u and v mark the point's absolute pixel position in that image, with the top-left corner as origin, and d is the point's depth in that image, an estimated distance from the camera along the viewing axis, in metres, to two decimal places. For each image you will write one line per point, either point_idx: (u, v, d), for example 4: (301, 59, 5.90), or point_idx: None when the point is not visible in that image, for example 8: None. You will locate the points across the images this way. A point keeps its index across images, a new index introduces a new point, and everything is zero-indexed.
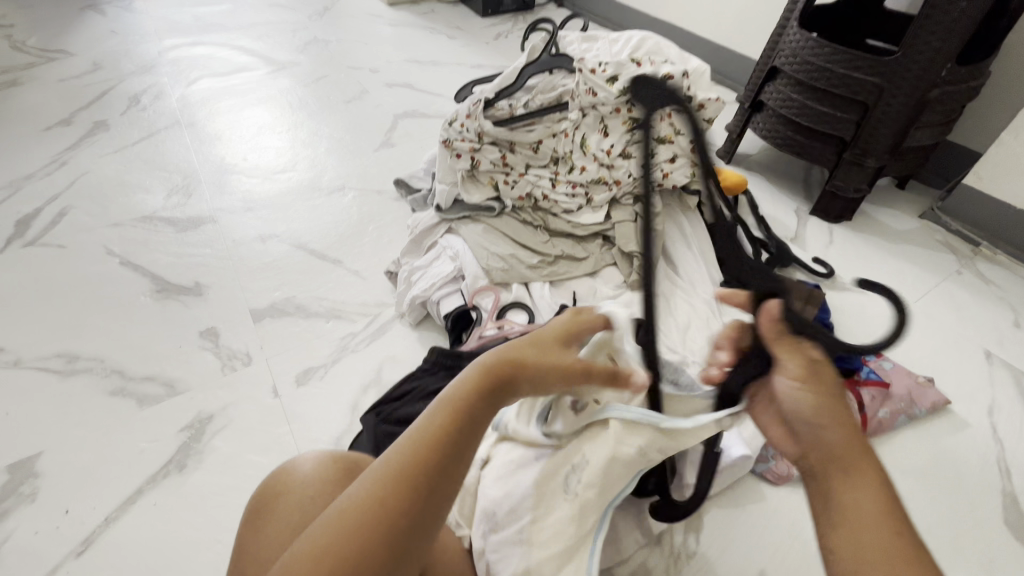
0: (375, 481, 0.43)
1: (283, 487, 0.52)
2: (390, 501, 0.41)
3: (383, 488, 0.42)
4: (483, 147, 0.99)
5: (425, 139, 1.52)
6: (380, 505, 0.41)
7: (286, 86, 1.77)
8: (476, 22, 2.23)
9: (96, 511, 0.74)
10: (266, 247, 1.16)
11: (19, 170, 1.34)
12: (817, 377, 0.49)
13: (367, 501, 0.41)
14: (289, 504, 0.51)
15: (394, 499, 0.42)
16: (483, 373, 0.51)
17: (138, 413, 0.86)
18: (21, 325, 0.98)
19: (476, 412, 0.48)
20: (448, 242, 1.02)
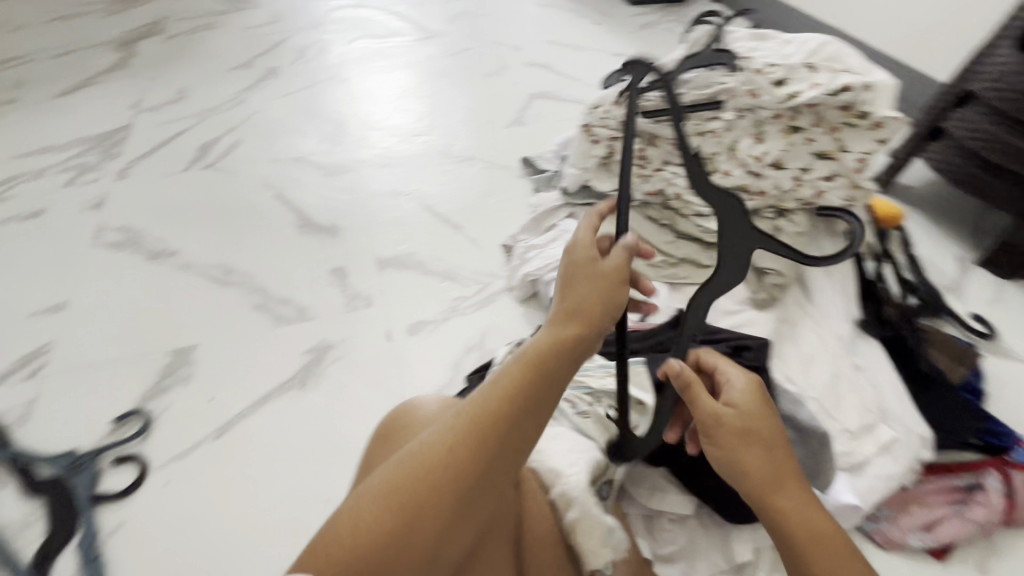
0: (451, 425, 0.45)
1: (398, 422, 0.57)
2: (460, 462, 0.44)
3: (452, 447, 0.44)
4: (622, 136, 0.96)
5: (556, 122, 1.53)
6: (447, 463, 0.43)
7: (432, 54, 1.85)
8: (623, 10, 2.18)
9: (232, 404, 0.85)
10: (396, 203, 1.24)
11: (206, 102, 1.53)
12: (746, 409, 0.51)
13: (438, 459, 0.43)
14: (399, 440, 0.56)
15: (464, 462, 0.44)
16: (548, 336, 0.51)
17: (275, 329, 0.96)
18: (194, 235, 1.13)
19: (551, 372, 0.49)
20: (568, 226, 1.02)
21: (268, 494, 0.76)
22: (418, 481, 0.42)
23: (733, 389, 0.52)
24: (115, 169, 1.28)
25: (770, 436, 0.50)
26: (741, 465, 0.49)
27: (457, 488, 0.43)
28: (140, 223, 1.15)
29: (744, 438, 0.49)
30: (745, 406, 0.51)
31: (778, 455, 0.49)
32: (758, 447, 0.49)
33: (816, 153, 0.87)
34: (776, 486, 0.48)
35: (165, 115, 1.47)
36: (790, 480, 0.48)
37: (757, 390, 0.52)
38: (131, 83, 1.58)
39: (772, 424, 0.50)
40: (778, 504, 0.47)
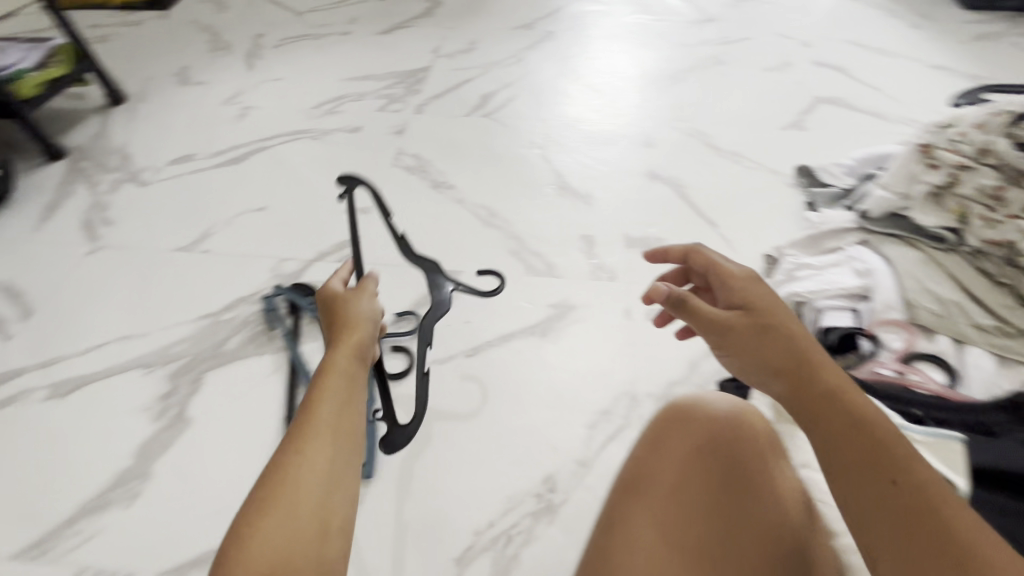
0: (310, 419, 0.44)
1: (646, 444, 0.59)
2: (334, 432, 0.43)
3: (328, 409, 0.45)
4: (976, 167, 0.80)
5: (843, 134, 1.34)
6: (309, 420, 0.44)
7: (707, 38, 1.75)
8: (953, 15, 1.79)
9: (484, 333, 0.94)
10: (651, 185, 1.23)
11: (490, 56, 1.68)
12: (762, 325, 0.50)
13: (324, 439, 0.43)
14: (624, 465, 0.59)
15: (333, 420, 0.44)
16: (354, 329, 0.54)
17: (525, 277, 1.04)
18: (468, 175, 1.26)
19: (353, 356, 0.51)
20: (858, 254, 0.90)
21: (505, 421, 0.83)
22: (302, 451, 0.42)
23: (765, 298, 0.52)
24: (414, 103, 1.48)
25: (815, 347, 0.47)
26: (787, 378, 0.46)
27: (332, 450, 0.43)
28: (428, 154, 1.32)
29: (782, 352, 0.47)
30: (777, 314, 0.50)
31: (817, 356, 0.46)
32: (779, 341, 0.48)
33: None
34: (853, 416, 0.41)
35: (456, 63, 1.65)
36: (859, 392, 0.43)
37: (771, 292, 0.53)
38: (433, 31, 1.79)
39: (804, 328, 0.49)
40: (808, 400, 0.44)
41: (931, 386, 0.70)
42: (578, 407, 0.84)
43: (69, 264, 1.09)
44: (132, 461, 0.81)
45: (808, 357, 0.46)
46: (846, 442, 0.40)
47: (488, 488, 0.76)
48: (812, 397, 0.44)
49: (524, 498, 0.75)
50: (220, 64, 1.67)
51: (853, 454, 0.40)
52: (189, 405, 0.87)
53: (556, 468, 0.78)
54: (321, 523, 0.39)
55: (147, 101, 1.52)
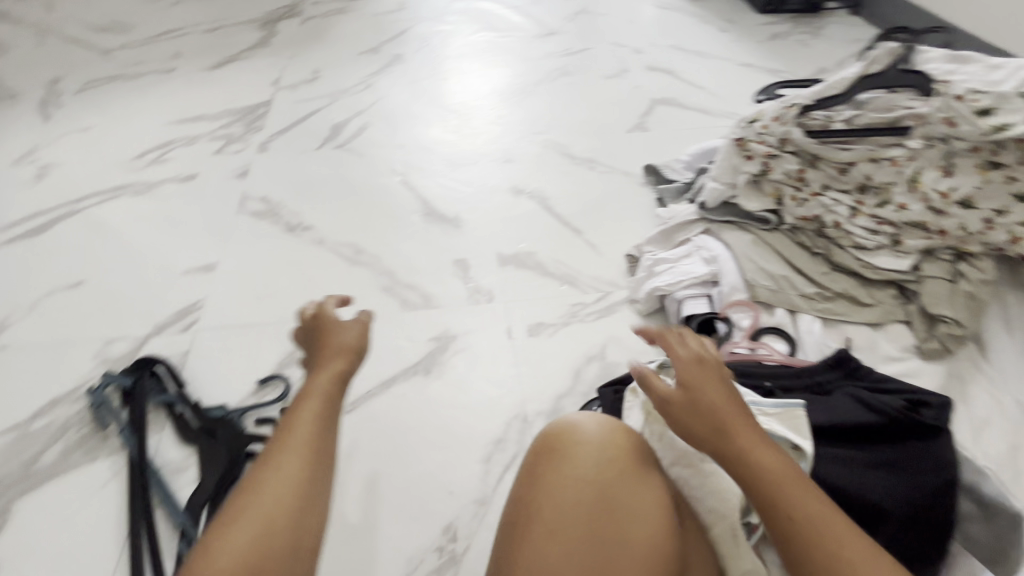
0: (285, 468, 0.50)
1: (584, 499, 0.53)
2: (302, 477, 0.50)
3: (305, 454, 0.51)
4: (782, 155, 0.90)
5: (680, 131, 1.47)
6: (275, 461, 0.50)
7: (551, 51, 1.84)
8: (752, 18, 2.06)
9: (362, 382, 0.88)
10: (516, 200, 1.24)
11: (337, 84, 1.60)
12: (698, 397, 0.54)
13: (289, 474, 0.49)
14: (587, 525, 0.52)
15: (302, 465, 0.50)
16: (340, 360, 0.62)
17: (400, 313, 0.99)
18: (326, 213, 1.18)
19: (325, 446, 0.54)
20: (704, 243, 0.97)
21: (396, 476, 0.77)
22: (289, 491, 0.48)
23: (690, 360, 0.56)
24: (257, 141, 1.36)
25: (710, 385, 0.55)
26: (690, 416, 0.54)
27: (305, 493, 0.49)
28: (278, 195, 1.21)
29: (689, 408, 0.54)
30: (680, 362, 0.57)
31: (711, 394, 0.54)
32: (706, 409, 0.53)
33: (1017, 194, 0.76)
34: (720, 434, 0.52)
35: (301, 94, 1.55)
36: (740, 423, 0.52)
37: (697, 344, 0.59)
38: (272, 61, 1.67)
39: (730, 399, 0.54)
40: (728, 459, 0.51)
41: (777, 358, 0.77)
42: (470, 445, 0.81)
43: None
44: None
45: (743, 424, 0.52)
46: (759, 491, 0.49)
47: (387, 555, 0.70)
48: (755, 461, 0.50)
49: (425, 556, 0.71)
50: (8, 118, 1.41)
51: (764, 507, 0.48)
52: None
53: (456, 513, 0.74)
54: (286, 542, 0.46)
55: None
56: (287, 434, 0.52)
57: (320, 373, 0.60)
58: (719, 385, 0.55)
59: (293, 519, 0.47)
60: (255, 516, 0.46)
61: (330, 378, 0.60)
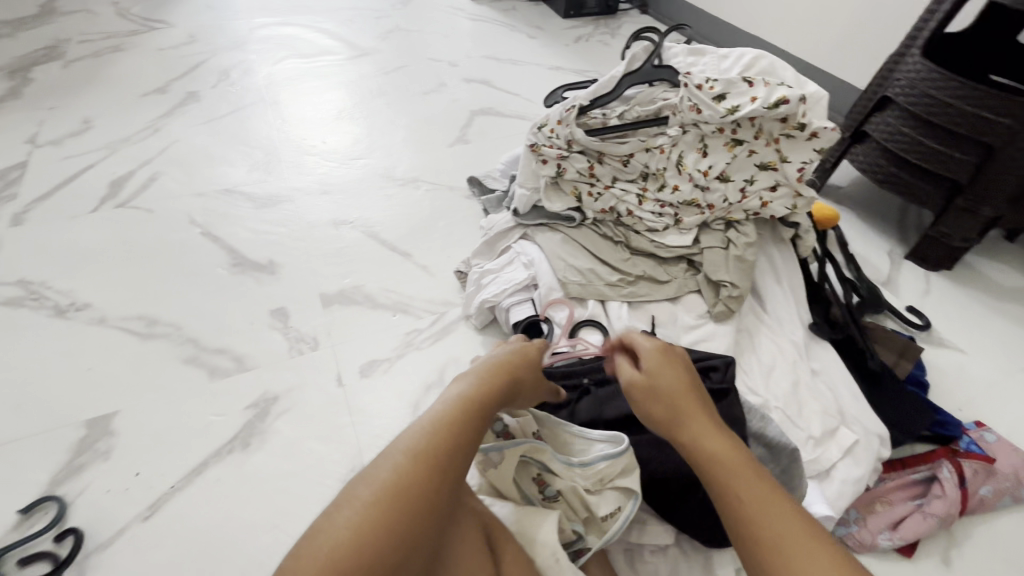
0: (400, 472, 0.47)
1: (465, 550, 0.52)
2: (427, 451, 0.49)
3: (434, 436, 0.51)
4: (571, 156, 0.94)
5: (500, 139, 1.50)
6: (405, 487, 0.46)
7: (365, 71, 1.78)
8: (557, 23, 2.19)
9: (164, 478, 0.76)
10: (338, 233, 1.17)
11: (116, 132, 1.40)
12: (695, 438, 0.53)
13: (415, 447, 0.49)
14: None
15: (432, 445, 0.50)
16: (489, 399, 0.57)
17: (209, 385, 0.87)
18: (108, 285, 1.01)
19: (447, 462, 0.49)
20: (522, 249, 0.99)
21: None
22: (418, 459, 0.48)
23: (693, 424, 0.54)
24: (8, 214, 1.14)
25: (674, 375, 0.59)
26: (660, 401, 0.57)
27: (437, 468, 0.48)
28: (40, 275, 1.02)
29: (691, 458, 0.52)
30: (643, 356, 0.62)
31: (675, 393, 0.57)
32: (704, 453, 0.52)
33: (758, 164, 0.89)
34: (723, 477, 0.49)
35: (67, 149, 1.32)
36: (695, 411, 0.55)
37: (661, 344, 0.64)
38: (26, 114, 1.42)
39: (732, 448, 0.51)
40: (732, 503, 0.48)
41: (593, 350, 0.81)
42: (302, 516, 0.74)
43: None
44: None
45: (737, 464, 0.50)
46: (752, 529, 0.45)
47: None
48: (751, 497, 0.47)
49: None
50: None
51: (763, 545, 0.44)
52: None
53: None
54: (414, 512, 0.45)
55: None
56: (435, 422, 0.52)
57: (463, 380, 0.59)
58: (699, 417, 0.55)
59: (422, 486, 0.47)
60: (378, 480, 0.46)
61: (481, 390, 0.57)
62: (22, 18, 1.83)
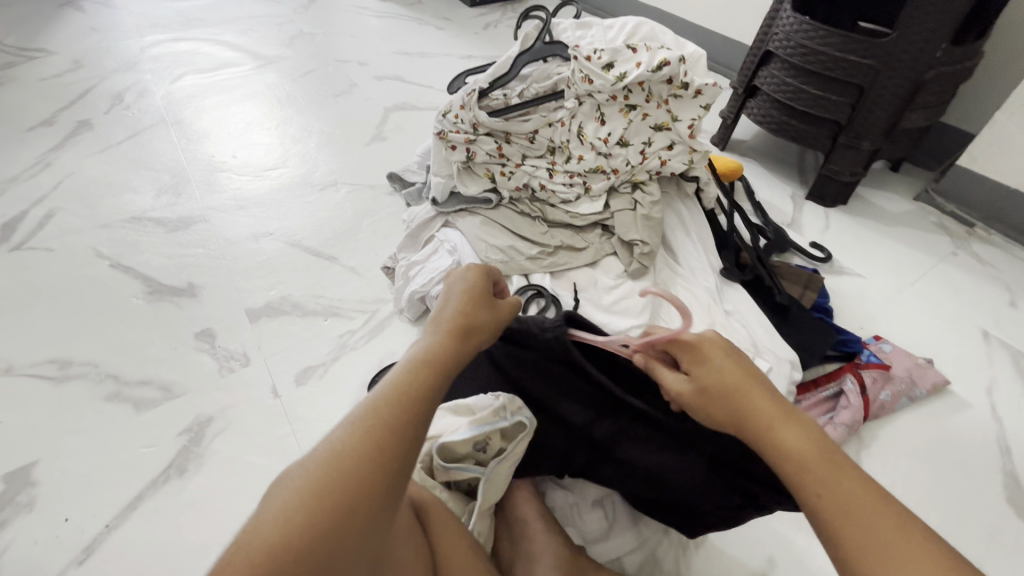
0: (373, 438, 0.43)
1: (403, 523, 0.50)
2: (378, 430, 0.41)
3: (389, 404, 0.43)
4: (478, 139, 0.96)
5: (417, 133, 1.50)
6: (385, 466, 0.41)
7: (272, 80, 1.73)
8: (464, 12, 2.19)
9: (97, 518, 0.73)
10: (259, 245, 1.14)
11: (1, 172, 1.30)
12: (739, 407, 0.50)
13: (359, 430, 0.41)
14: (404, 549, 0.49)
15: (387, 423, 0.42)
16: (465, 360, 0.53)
17: (137, 417, 0.84)
18: (11, 333, 0.95)
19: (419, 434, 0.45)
20: (444, 236, 1.00)
21: None
22: (367, 435, 0.41)
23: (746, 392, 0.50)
24: None
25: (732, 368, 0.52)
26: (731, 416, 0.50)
27: (391, 451, 0.41)
28: None
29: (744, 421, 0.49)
30: (715, 370, 0.52)
31: (749, 398, 0.49)
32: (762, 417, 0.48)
33: (653, 126, 0.94)
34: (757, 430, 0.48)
35: None
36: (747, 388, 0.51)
37: (724, 349, 0.53)
38: None
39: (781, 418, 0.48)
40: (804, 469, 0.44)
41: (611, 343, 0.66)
42: None
43: None
44: None
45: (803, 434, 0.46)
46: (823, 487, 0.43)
47: None
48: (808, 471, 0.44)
49: None
50: None
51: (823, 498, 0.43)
52: None
53: None
54: (359, 499, 0.38)
55: None
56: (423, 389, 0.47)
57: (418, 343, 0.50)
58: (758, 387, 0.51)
59: (371, 468, 0.40)
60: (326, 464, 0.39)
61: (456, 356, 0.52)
62: None
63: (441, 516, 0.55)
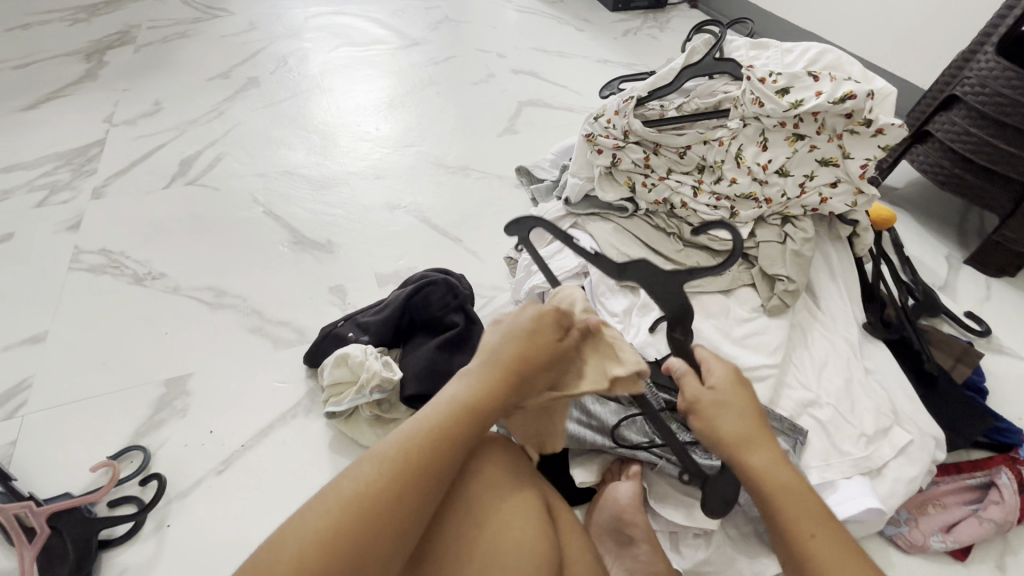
0: (373, 463, 0.48)
1: (498, 541, 0.49)
2: (433, 436, 0.51)
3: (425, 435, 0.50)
4: (627, 146, 0.95)
5: (548, 131, 1.51)
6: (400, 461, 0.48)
7: (417, 60, 1.80)
8: (605, 16, 2.14)
9: (236, 435, 0.81)
10: (393, 217, 1.21)
11: (185, 114, 1.47)
12: (729, 413, 0.59)
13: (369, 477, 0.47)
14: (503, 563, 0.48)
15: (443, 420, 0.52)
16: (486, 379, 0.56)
17: (275, 353, 0.92)
18: (180, 257, 1.07)
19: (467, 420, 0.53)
20: (572, 237, 1.00)
21: None
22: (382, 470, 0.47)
23: (712, 412, 0.59)
24: (89, 188, 1.21)
25: (745, 422, 0.58)
26: (715, 434, 0.58)
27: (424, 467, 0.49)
28: (121, 244, 1.09)
29: (732, 448, 0.56)
30: (722, 426, 0.58)
31: (757, 452, 0.56)
32: (751, 455, 0.56)
33: (819, 160, 0.89)
34: (739, 453, 0.56)
35: (140, 129, 1.40)
36: (770, 451, 0.56)
37: (732, 410, 0.59)
38: (103, 96, 1.50)
39: (758, 438, 0.57)
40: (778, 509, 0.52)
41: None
42: None
43: None
44: None
45: (773, 465, 0.55)
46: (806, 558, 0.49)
47: None
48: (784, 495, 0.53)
49: None
50: None
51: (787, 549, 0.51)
52: None
53: None
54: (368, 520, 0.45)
55: None
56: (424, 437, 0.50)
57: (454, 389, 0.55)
58: (722, 395, 0.60)
59: (407, 483, 0.47)
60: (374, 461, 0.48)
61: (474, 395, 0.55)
62: (96, 3, 1.91)
63: (572, 525, 0.56)
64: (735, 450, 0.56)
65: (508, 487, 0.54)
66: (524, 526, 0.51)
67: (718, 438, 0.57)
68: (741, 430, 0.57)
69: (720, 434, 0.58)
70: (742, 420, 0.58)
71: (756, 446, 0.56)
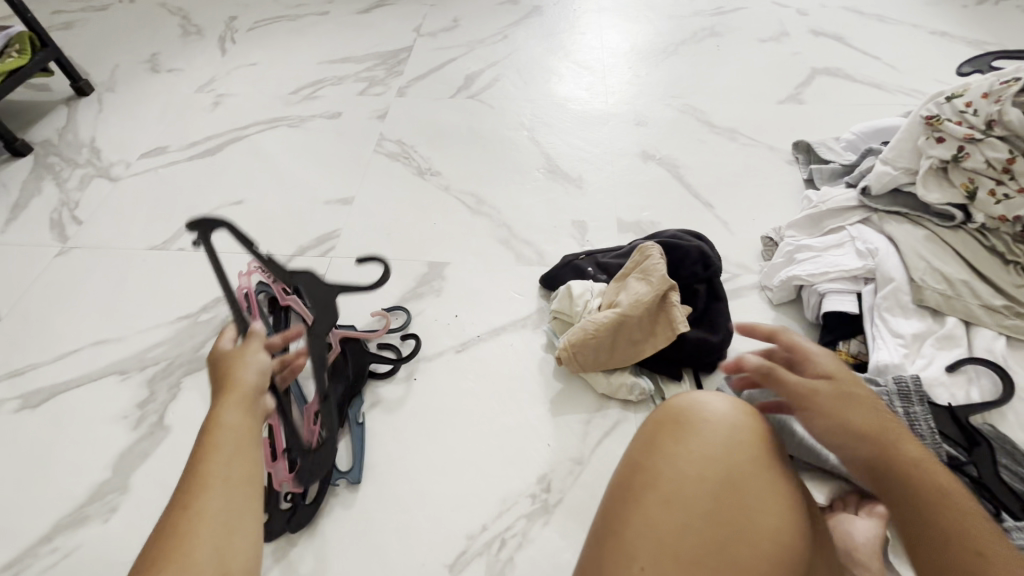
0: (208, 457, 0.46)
1: (747, 517, 0.49)
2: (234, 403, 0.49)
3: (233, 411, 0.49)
4: (986, 140, 0.75)
5: (842, 107, 1.29)
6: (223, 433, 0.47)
7: (701, 6, 1.66)
8: None
9: (475, 326, 0.91)
10: (645, 166, 1.18)
11: (474, 33, 1.60)
12: (852, 399, 0.51)
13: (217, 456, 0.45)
14: (746, 541, 0.48)
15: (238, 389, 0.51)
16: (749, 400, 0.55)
17: (517, 266, 1.00)
18: (453, 161, 1.21)
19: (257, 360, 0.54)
20: (860, 233, 0.85)
21: (499, 419, 0.81)
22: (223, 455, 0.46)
23: (822, 396, 0.51)
24: (395, 87, 1.42)
25: (862, 411, 0.50)
26: (841, 428, 0.50)
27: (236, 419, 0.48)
28: (412, 140, 1.26)
29: (852, 435, 0.49)
30: (841, 410, 0.50)
31: (858, 411, 0.50)
32: (869, 427, 0.49)
33: None
34: (871, 433, 0.49)
35: (439, 42, 1.57)
36: (883, 423, 0.50)
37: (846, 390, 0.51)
38: (415, 8, 1.71)
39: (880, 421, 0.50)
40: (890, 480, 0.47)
41: None
42: (575, 403, 0.82)
43: (40, 268, 1.08)
44: (111, 473, 0.81)
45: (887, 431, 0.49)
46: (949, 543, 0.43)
47: (483, 490, 0.75)
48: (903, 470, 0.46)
49: (519, 499, 0.74)
50: (190, 49, 1.58)
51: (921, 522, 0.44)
52: (167, 413, 0.86)
53: (551, 466, 0.76)
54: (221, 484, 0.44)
55: (115, 90, 1.46)
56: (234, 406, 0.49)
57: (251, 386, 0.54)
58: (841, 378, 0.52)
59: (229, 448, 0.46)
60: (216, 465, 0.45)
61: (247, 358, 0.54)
62: None
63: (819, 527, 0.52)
64: (849, 435, 0.49)
65: (768, 469, 0.52)
66: (776, 515, 0.49)
67: (830, 425, 0.50)
68: (867, 414, 0.50)
69: (847, 422, 0.50)
70: (861, 404, 0.51)
71: (866, 416, 0.50)
